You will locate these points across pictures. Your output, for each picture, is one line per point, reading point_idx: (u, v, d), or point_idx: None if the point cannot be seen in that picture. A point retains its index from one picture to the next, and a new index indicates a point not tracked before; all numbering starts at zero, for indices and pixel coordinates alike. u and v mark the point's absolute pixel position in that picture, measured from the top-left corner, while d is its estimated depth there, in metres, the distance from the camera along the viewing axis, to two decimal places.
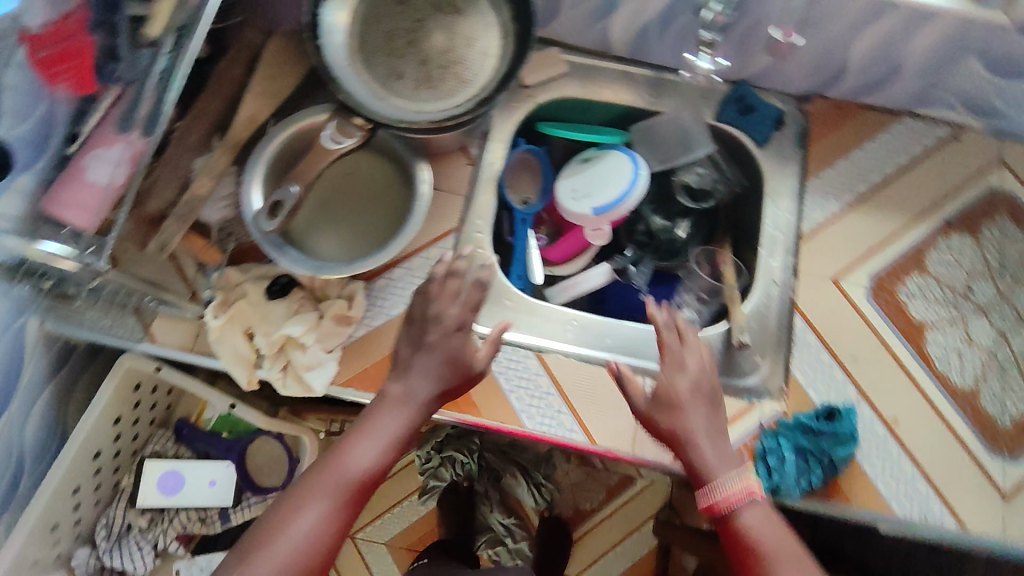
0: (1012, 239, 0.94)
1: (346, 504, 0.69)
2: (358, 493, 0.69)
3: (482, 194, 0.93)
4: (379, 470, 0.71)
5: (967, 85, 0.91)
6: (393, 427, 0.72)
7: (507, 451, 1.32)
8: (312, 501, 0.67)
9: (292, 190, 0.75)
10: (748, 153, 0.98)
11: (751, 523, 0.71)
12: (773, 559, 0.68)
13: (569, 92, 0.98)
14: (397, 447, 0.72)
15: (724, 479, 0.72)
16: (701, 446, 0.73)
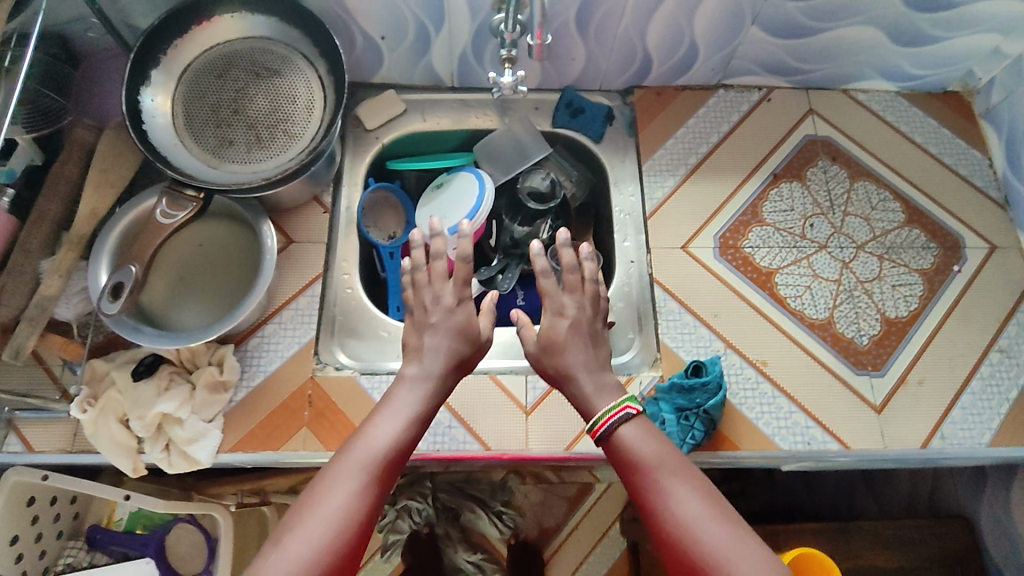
0: (834, 178, 1.02)
1: (376, 481, 0.65)
2: (384, 465, 0.66)
3: (343, 238, 0.96)
4: (403, 443, 0.69)
5: (759, 52, 1.00)
6: (392, 409, 0.71)
7: (462, 485, 1.20)
8: (342, 474, 0.64)
9: (131, 269, 0.77)
10: (588, 150, 1.06)
11: (681, 499, 0.66)
12: (703, 533, 0.64)
13: (411, 127, 1.03)
14: (407, 433, 0.70)
15: (651, 458, 0.70)
16: (625, 432, 0.72)
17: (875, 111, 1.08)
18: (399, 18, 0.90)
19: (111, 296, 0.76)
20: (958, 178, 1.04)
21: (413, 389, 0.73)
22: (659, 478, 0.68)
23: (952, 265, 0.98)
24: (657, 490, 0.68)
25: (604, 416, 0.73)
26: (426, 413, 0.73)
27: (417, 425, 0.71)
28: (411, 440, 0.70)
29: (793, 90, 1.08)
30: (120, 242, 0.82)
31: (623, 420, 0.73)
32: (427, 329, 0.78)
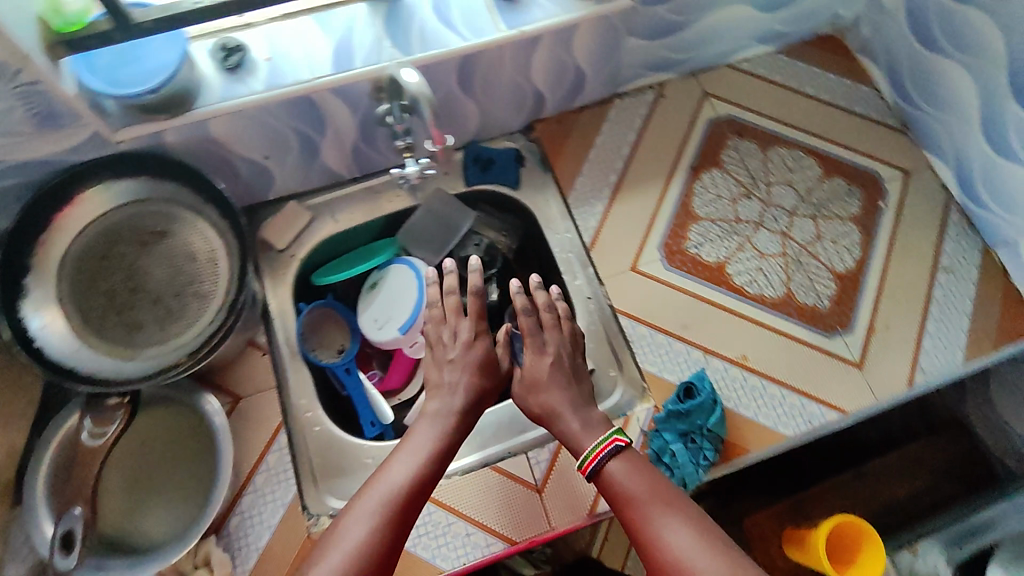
0: (748, 154, 1.04)
1: (398, 517, 0.63)
2: (406, 497, 0.64)
3: (293, 373, 0.88)
4: (424, 479, 0.66)
5: (642, 55, 1.00)
6: (414, 445, 0.69)
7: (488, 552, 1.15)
8: (359, 511, 0.63)
9: (77, 511, 0.72)
10: (510, 199, 1.02)
11: (673, 536, 0.63)
12: (698, 564, 0.61)
13: (323, 232, 0.96)
14: (427, 467, 0.67)
15: (642, 494, 0.67)
16: (613, 468, 0.70)
17: (763, 76, 1.10)
18: (277, 135, 0.84)
19: (63, 547, 0.70)
20: (856, 118, 1.08)
21: (433, 425, 0.71)
22: (650, 512, 0.65)
23: (876, 202, 1.01)
24: (650, 527, 0.65)
25: (590, 455, 0.70)
26: (448, 445, 0.71)
27: (439, 459, 0.69)
28: (434, 472, 0.68)
29: (683, 79, 1.09)
30: (50, 482, 0.74)
31: (611, 456, 0.70)
32: (445, 364, 0.76)
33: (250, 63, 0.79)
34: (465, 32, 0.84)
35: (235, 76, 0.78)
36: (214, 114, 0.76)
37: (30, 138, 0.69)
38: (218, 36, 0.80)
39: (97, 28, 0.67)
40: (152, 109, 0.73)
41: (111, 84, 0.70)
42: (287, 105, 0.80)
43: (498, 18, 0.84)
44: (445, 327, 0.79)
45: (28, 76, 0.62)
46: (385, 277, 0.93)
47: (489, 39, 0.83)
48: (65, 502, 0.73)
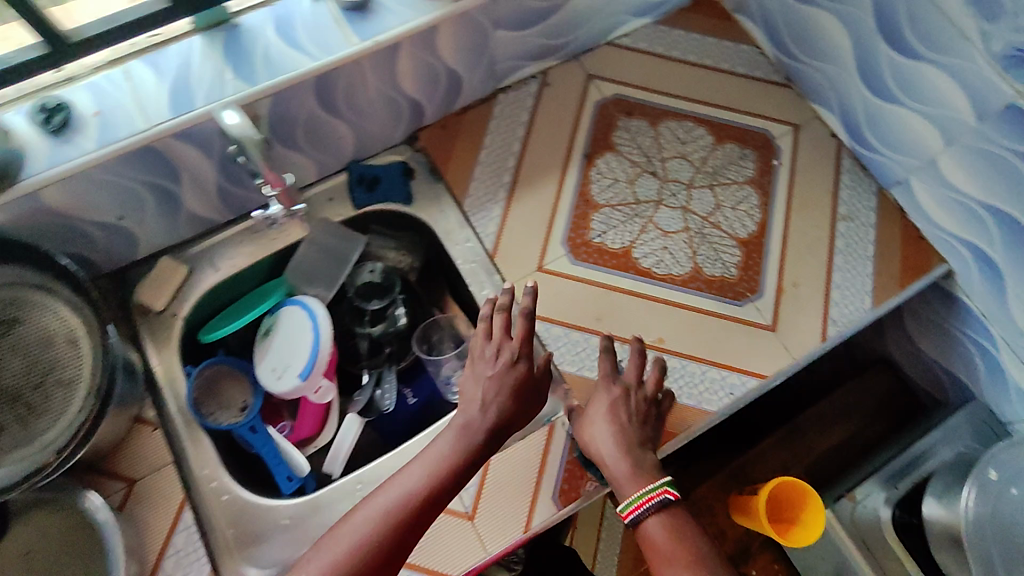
0: (639, 132, 1.02)
1: (406, 516, 0.68)
2: (417, 498, 0.69)
3: (192, 447, 0.84)
4: (438, 481, 0.71)
5: (515, 47, 0.96)
6: (437, 453, 0.73)
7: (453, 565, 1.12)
8: (367, 511, 0.69)
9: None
10: (404, 216, 0.97)
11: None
12: None
13: (207, 283, 0.90)
14: (443, 474, 0.71)
15: (672, 547, 0.69)
16: (653, 521, 0.72)
17: (645, 48, 1.08)
18: (127, 192, 0.78)
19: None
20: (741, 78, 1.07)
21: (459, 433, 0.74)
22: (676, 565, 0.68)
23: (770, 161, 1.01)
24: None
25: (630, 501, 0.72)
26: (475, 450, 0.73)
27: (460, 467, 0.72)
28: (454, 478, 0.72)
29: (565, 63, 1.06)
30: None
31: (653, 509, 0.72)
32: (483, 379, 0.77)
33: (77, 120, 0.72)
34: (316, 50, 0.77)
35: (60, 139, 0.71)
36: (45, 183, 0.69)
37: None
38: (35, 97, 0.73)
39: None
40: None
41: None
42: (129, 159, 0.73)
43: (347, 32, 0.78)
44: (492, 345, 0.79)
45: None
46: (278, 323, 0.88)
47: (342, 55, 0.77)
48: None
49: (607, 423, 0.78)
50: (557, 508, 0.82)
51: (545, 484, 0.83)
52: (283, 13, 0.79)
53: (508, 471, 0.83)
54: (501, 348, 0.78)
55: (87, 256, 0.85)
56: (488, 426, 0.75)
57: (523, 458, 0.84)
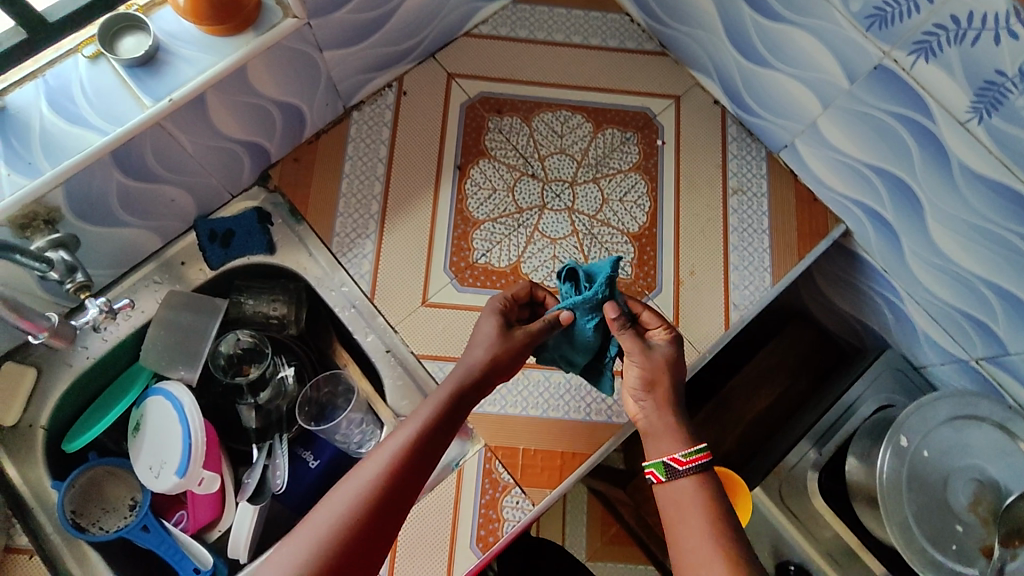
0: (512, 131, 0.94)
1: (379, 498, 0.58)
2: (390, 471, 0.60)
3: (79, 566, 0.76)
4: (412, 452, 0.61)
5: (354, 62, 0.86)
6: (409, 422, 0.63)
7: None
8: (333, 500, 0.58)
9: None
10: (268, 267, 0.89)
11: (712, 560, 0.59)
12: None
13: (59, 384, 0.81)
14: (416, 441, 0.62)
15: (697, 513, 0.64)
16: (688, 484, 0.66)
17: (505, 35, 0.99)
18: None
19: None
20: (613, 52, 0.99)
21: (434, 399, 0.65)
22: (700, 529, 0.62)
23: (654, 140, 0.95)
24: (697, 542, 0.62)
25: (664, 460, 0.68)
26: (450, 412, 0.65)
27: (437, 433, 0.63)
28: (432, 444, 0.63)
29: (421, 65, 0.96)
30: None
31: (688, 472, 0.67)
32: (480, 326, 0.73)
33: None
34: (102, 122, 0.68)
35: None
36: None
37: None
38: None
39: None
40: None
41: None
42: None
43: (136, 93, 0.68)
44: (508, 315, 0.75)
45: None
46: (147, 417, 0.81)
47: (133, 123, 0.67)
48: None
49: (634, 365, 0.72)
50: (479, 555, 0.77)
51: (463, 530, 0.78)
52: (57, 85, 0.69)
53: (423, 525, 0.77)
54: (494, 317, 0.73)
55: None
56: (458, 385, 0.67)
57: (437, 509, 0.78)
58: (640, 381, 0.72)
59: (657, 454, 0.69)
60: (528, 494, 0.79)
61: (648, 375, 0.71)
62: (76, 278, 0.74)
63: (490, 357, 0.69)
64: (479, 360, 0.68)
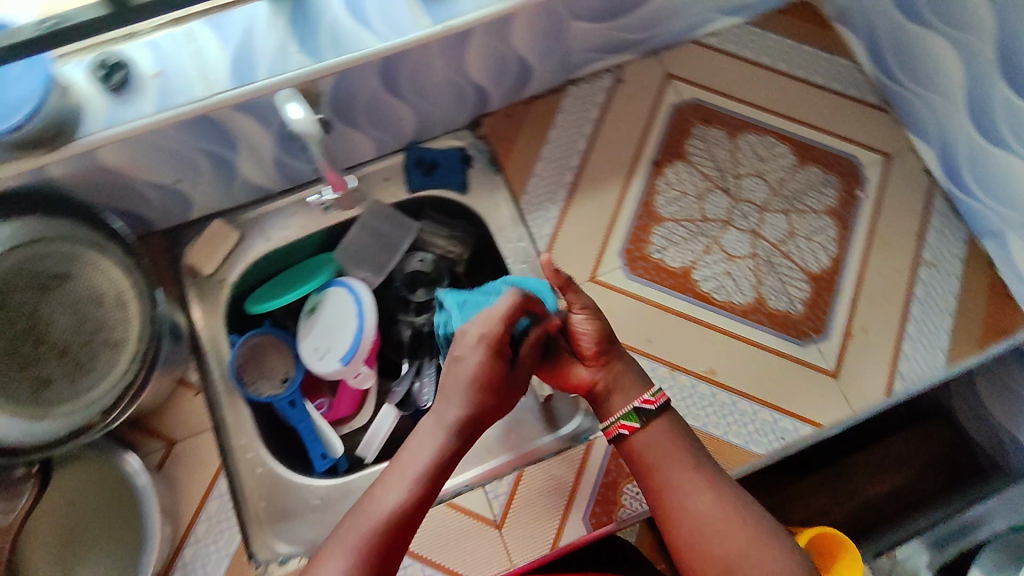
0: (717, 142, 0.95)
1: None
2: (378, 550, 0.56)
3: (231, 414, 0.83)
4: (400, 525, 0.57)
5: (592, 39, 0.89)
6: (395, 484, 0.58)
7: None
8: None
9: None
10: (457, 204, 0.94)
11: (691, 491, 0.64)
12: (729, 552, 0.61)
13: (257, 252, 0.89)
14: (406, 512, 0.57)
15: (675, 447, 0.66)
16: (656, 422, 0.68)
17: (733, 51, 1.00)
18: (184, 159, 0.76)
19: None
20: (834, 95, 0.98)
21: (417, 457, 0.59)
22: (670, 466, 0.65)
23: (855, 191, 0.93)
24: (709, 511, 0.63)
25: (634, 407, 0.68)
26: (437, 470, 0.60)
27: (425, 497, 0.59)
28: (419, 510, 0.58)
29: (643, 58, 0.98)
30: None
31: (658, 412, 0.68)
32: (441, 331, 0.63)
33: (136, 81, 0.69)
34: (384, 30, 0.72)
35: (121, 99, 0.68)
36: (100, 143, 0.67)
37: None
38: (96, 51, 0.70)
39: None
40: (24, 145, 0.64)
41: None
42: (189, 126, 0.71)
43: (420, 13, 0.73)
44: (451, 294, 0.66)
45: None
46: (326, 301, 0.88)
47: (410, 37, 0.72)
48: None
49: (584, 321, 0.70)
50: (588, 529, 0.79)
51: (579, 499, 0.81)
52: None
53: (543, 482, 0.81)
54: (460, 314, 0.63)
55: (142, 214, 0.84)
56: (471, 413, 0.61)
57: (559, 471, 0.82)
58: (594, 346, 0.70)
59: (625, 402, 0.69)
60: None
61: (594, 329, 0.70)
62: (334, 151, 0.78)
63: (488, 399, 0.61)
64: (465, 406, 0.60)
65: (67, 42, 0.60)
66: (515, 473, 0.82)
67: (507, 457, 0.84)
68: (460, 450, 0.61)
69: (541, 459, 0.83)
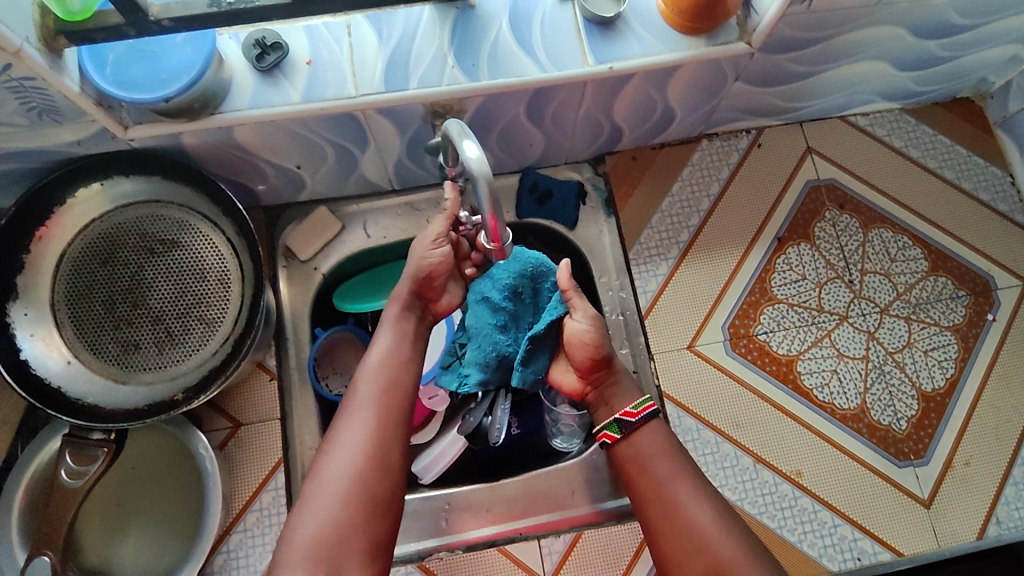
0: (846, 231, 0.90)
1: (368, 506, 0.59)
2: (361, 475, 0.59)
3: (301, 408, 0.81)
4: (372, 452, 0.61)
5: (744, 101, 0.84)
6: (353, 410, 0.63)
7: None
8: (313, 507, 0.58)
9: (45, 559, 0.64)
10: (562, 239, 0.90)
11: (683, 500, 0.61)
12: (719, 545, 0.58)
13: (355, 248, 0.87)
14: (371, 439, 0.61)
15: (669, 461, 0.64)
16: (646, 432, 0.67)
17: (880, 137, 0.94)
18: (313, 148, 0.74)
19: None
20: (980, 206, 0.91)
21: (366, 384, 0.65)
22: (667, 476, 0.63)
23: (984, 313, 0.87)
24: (678, 490, 0.62)
25: (615, 418, 0.67)
26: (388, 391, 0.65)
27: (387, 418, 0.63)
28: (387, 433, 0.62)
29: (786, 126, 0.93)
30: (23, 516, 0.69)
31: (640, 422, 0.67)
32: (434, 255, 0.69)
33: (289, 64, 0.66)
34: (547, 62, 0.69)
35: (271, 82, 0.66)
36: (239, 122, 0.65)
37: (29, 130, 0.61)
38: (254, 27, 0.68)
39: (109, 20, 0.55)
40: (172, 112, 0.63)
41: (120, 85, 0.59)
42: (329, 119, 0.68)
43: (585, 48, 0.69)
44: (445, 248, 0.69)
45: (20, 71, 0.53)
46: None
47: (572, 74, 0.68)
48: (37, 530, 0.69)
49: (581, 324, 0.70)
50: None
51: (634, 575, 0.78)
52: (523, 8, 0.71)
53: (599, 550, 0.78)
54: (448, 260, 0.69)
55: (254, 190, 0.82)
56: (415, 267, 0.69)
57: (619, 542, 0.79)
58: (587, 357, 0.70)
59: (609, 414, 0.69)
60: None
61: (590, 334, 0.69)
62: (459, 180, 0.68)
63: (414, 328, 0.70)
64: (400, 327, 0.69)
65: (239, 22, 0.58)
66: (574, 534, 0.79)
67: (567, 514, 0.81)
68: (407, 369, 0.67)
69: (602, 526, 0.80)
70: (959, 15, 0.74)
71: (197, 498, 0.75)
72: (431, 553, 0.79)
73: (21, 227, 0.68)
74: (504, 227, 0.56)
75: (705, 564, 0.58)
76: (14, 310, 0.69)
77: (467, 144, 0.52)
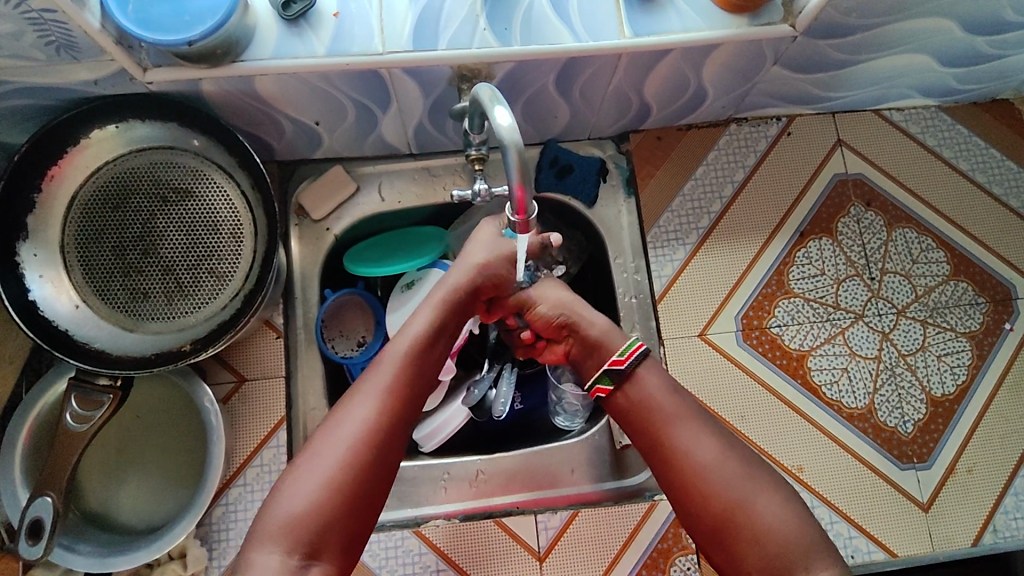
0: (870, 228, 0.88)
1: (351, 496, 0.56)
2: (354, 464, 0.56)
3: (307, 367, 0.81)
4: (370, 443, 0.58)
5: (780, 87, 0.82)
6: (363, 395, 0.60)
7: None
8: (301, 480, 0.55)
9: (48, 500, 0.64)
10: (580, 215, 0.89)
11: (685, 441, 0.61)
12: (721, 479, 0.58)
13: (369, 210, 0.85)
14: (372, 432, 0.58)
15: (666, 404, 0.63)
16: (642, 375, 0.66)
17: (915, 134, 0.91)
18: (335, 105, 0.72)
19: (29, 535, 0.64)
20: (1009, 213, 0.89)
21: (382, 368, 0.62)
22: (669, 419, 0.62)
23: (1002, 322, 0.86)
24: (676, 431, 0.61)
25: (605, 370, 0.66)
26: (404, 384, 0.62)
27: (396, 409, 0.61)
28: (391, 427, 0.60)
29: (817, 116, 0.91)
30: (27, 457, 0.69)
31: (631, 368, 0.66)
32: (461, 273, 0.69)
33: (315, 15, 0.64)
34: (582, 31, 0.66)
35: (296, 34, 0.64)
36: (261, 72, 0.63)
37: (45, 66, 0.59)
38: None
39: None
40: (196, 57, 0.61)
41: (142, 24, 0.57)
42: (354, 76, 0.66)
43: (622, 20, 0.67)
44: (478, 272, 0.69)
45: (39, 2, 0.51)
46: (429, 281, 0.86)
47: (606, 46, 0.66)
48: (39, 472, 0.69)
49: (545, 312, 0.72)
50: None
51: (629, 556, 0.77)
52: None
53: (596, 530, 0.78)
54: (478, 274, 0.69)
55: (270, 144, 0.80)
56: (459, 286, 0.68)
57: (616, 523, 0.78)
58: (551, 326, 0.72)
59: (598, 366, 0.67)
60: (700, 566, 0.77)
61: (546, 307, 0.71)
62: (474, 150, 0.67)
63: (444, 326, 0.68)
64: (434, 320, 0.67)
65: None
66: (571, 511, 0.79)
67: (567, 491, 0.81)
68: (425, 371, 0.64)
69: (600, 505, 0.80)
70: (1012, 11, 0.72)
71: (201, 449, 0.75)
72: (428, 520, 0.79)
73: (33, 164, 0.67)
74: (530, 199, 0.55)
75: (710, 509, 0.58)
76: (23, 250, 0.68)
77: (495, 108, 0.51)
